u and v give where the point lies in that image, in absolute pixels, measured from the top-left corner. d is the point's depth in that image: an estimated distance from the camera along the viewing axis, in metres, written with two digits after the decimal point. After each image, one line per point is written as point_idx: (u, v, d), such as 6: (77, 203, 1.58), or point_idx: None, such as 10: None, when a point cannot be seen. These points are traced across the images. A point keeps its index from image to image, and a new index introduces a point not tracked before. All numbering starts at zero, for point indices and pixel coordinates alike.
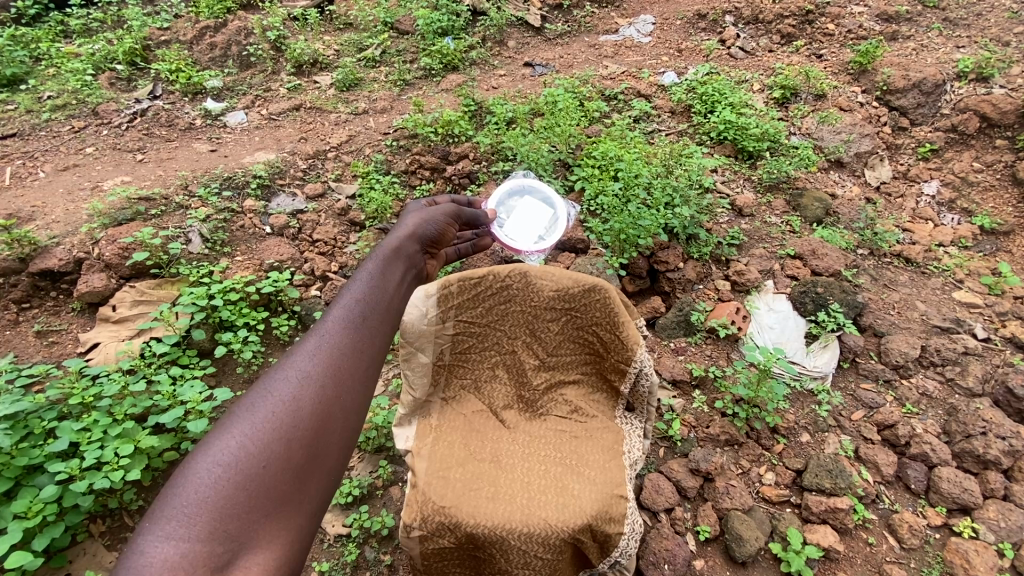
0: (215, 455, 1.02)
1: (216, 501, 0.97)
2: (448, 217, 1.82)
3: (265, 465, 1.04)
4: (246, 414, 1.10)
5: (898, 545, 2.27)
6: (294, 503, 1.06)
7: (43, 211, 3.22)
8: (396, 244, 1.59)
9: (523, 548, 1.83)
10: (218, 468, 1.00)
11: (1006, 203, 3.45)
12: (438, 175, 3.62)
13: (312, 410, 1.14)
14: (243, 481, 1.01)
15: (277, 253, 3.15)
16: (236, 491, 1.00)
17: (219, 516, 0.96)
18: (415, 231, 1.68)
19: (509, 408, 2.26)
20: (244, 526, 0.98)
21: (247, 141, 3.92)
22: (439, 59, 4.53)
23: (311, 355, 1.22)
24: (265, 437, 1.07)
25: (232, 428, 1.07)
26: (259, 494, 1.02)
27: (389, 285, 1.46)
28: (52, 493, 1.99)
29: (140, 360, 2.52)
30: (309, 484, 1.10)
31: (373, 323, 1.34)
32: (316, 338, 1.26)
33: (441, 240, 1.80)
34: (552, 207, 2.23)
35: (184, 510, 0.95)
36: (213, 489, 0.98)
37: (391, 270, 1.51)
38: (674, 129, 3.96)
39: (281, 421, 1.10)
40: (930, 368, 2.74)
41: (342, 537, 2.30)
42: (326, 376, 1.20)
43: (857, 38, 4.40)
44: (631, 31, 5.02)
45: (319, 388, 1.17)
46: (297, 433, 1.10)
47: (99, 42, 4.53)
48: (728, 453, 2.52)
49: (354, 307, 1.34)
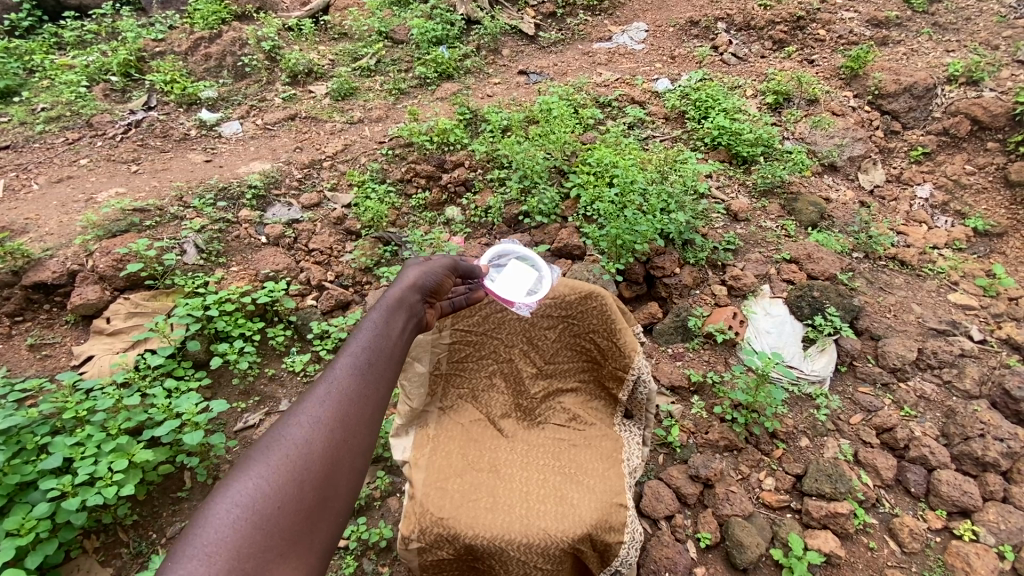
0: (233, 497, 1.01)
1: (234, 542, 0.96)
2: (447, 263, 1.83)
3: (280, 507, 1.04)
4: (261, 457, 1.09)
5: (898, 550, 2.26)
6: (306, 545, 1.05)
7: (36, 224, 3.21)
8: (400, 292, 1.58)
9: (522, 559, 1.82)
10: (236, 509, 0.99)
11: (998, 205, 3.47)
12: (434, 184, 3.63)
13: (324, 452, 1.14)
14: (260, 521, 1.00)
15: (273, 263, 3.14)
16: (253, 533, 0.99)
17: (236, 556, 0.95)
18: (418, 277, 1.68)
19: (507, 416, 2.23)
20: (260, 566, 0.96)
21: (242, 152, 3.92)
22: (434, 68, 4.56)
23: (323, 399, 1.21)
24: (281, 477, 1.07)
25: (250, 470, 1.06)
26: (273, 536, 1.01)
27: (394, 330, 1.46)
28: (43, 510, 1.96)
29: (134, 373, 2.49)
30: (319, 525, 1.08)
31: (380, 368, 1.33)
32: (326, 383, 1.24)
33: (441, 290, 1.78)
34: (538, 263, 2.11)
35: (204, 549, 0.93)
36: (231, 530, 0.97)
37: (396, 315, 1.51)
38: (669, 135, 3.98)
39: (295, 464, 1.09)
40: (927, 371, 2.75)
41: (339, 550, 2.27)
42: (338, 420, 1.19)
43: (848, 43, 4.44)
44: (625, 38, 5.07)
45: (331, 431, 1.17)
46: (308, 476, 1.10)
47: (93, 54, 4.55)
48: (727, 459, 2.51)
49: (364, 350, 1.34)
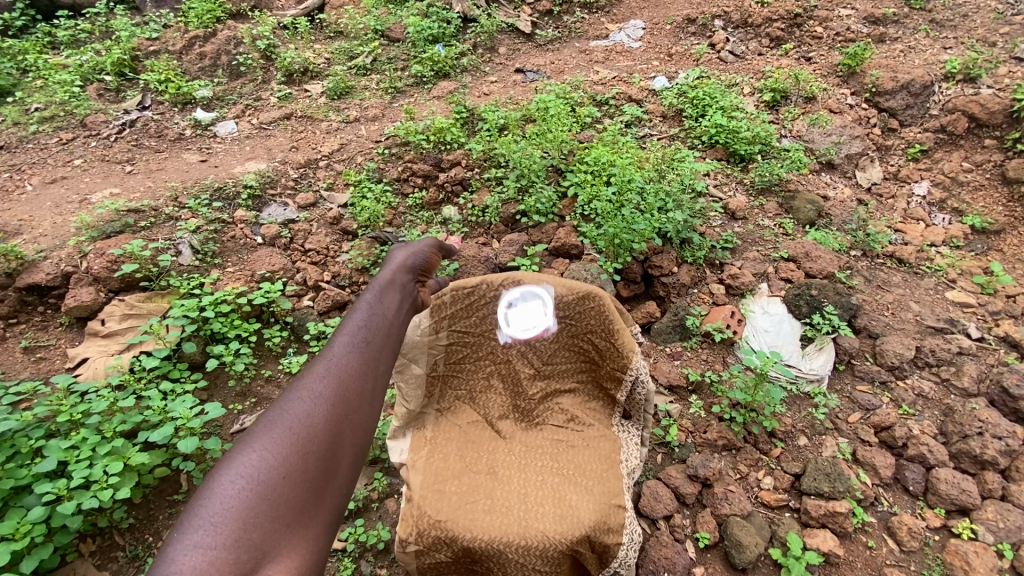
0: (236, 469, 1.00)
1: (241, 512, 0.95)
2: (434, 248, 1.82)
3: (284, 478, 1.02)
4: (264, 431, 1.08)
5: (897, 548, 2.25)
6: (313, 514, 1.04)
7: (30, 225, 3.18)
8: (390, 274, 1.58)
9: (520, 561, 1.81)
10: (240, 480, 0.98)
11: (995, 203, 3.47)
12: (430, 183, 3.62)
13: (326, 425, 1.13)
14: (265, 492, 0.99)
15: (269, 264, 3.12)
16: (259, 502, 0.97)
17: (242, 525, 0.93)
18: (409, 260, 1.67)
19: (504, 418, 2.22)
20: (268, 535, 0.95)
21: (237, 151, 3.89)
22: (430, 67, 4.54)
23: (322, 374, 1.20)
24: (284, 450, 1.06)
25: (253, 444, 1.05)
26: (279, 505, 0.99)
27: (389, 309, 1.45)
28: (38, 514, 1.94)
29: (129, 376, 2.47)
30: (325, 496, 1.07)
31: (377, 343, 1.33)
32: (324, 360, 1.24)
33: (431, 271, 1.78)
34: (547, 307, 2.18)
35: (211, 520, 0.92)
36: (237, 500, 0.96)
37: (391, 296, 1.50)
38: (666, 133, 3.97)
39: (298, 437, 1.08)
40: (925, 369, 2.75)
41: (337, 552, 2.26)
42: (338, 393, 1.18)
43: (845, 40, 4.43)
44: (621, 36, 5.05)
45: (331, 405, 1.16)
46: (311, 448, 1.09)
47: (87, 54, 4.52)
48: (726, 458, 2.51)
49: (360, 329, 1.33)
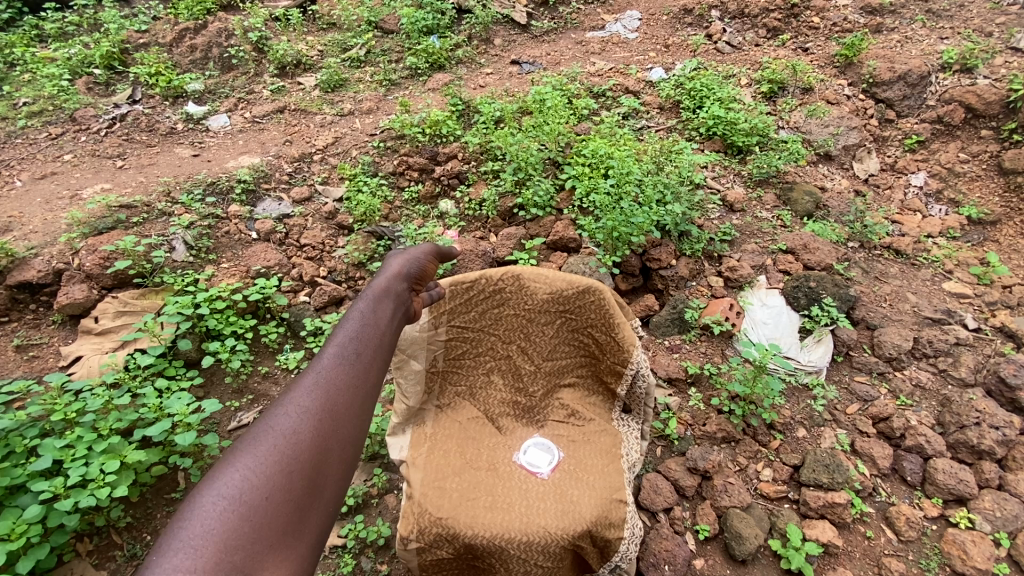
0: (218, 489, 0.98)
1: (222, 534, 0.93)
2: (429, 255, 1.79)
3: (268, 498, 1.00)
4: (248, 450, 1.06)
5: (895, 538, 2.26)
6: (296, 534, 1.02)
7: (19, 221, 3.14)
8: (385, 282, 1.56)
9: (522, 556, 1.80)
10: (222, 501, 0.96)
11: (992, 193, 3.46)
12: (427, 176, 3.59)
13: (312, 442, 1.11)
14: (248, 513, 0.97)
15: (264, 260, 3.08)
16: (241, 523, 0.95)
17: (223, 548, 0.91)
18: (402, 269, 1.64)
19: (505, 414, 2.23)
20: (249, 558, 0.93)
21: (230, 145, 3.85)
22: (425, 58, 4.49)
23: (309, 389, 1.18)
24: (269, 468, 1.04)
25: (236, 463, 1.03)
26: (261, 526, 0.97)
27: (380, 320, 1.43)
28: (34, 512, 1.91)
29: (124, 373, 2.44)
30: (309, 515, 1.05)
31: (368, 356, 1.31)
32: (312, 374, 1.22)
33: (425, 279, 1.75)
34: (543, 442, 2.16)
35: (191, 542, 0.90)
36: (218, 522, 0.94)
37: (383, 307, 1.47)
38: (663, 125, 3.95)
39: (283, 455, 1.07)
40: (923, 359, 2.76)
41: (337, 549, 2.25)
42: (324, 409, 1.17)
43: (842, 30, 4.40)
44: (618, 27, 5.02)
45: (318, 422, 1.14)
46: (296, 466, 1.07)
47: (75, 47, 4.45)
48: (725, 451, 2.51)
49: (349, 344, 1.31)
